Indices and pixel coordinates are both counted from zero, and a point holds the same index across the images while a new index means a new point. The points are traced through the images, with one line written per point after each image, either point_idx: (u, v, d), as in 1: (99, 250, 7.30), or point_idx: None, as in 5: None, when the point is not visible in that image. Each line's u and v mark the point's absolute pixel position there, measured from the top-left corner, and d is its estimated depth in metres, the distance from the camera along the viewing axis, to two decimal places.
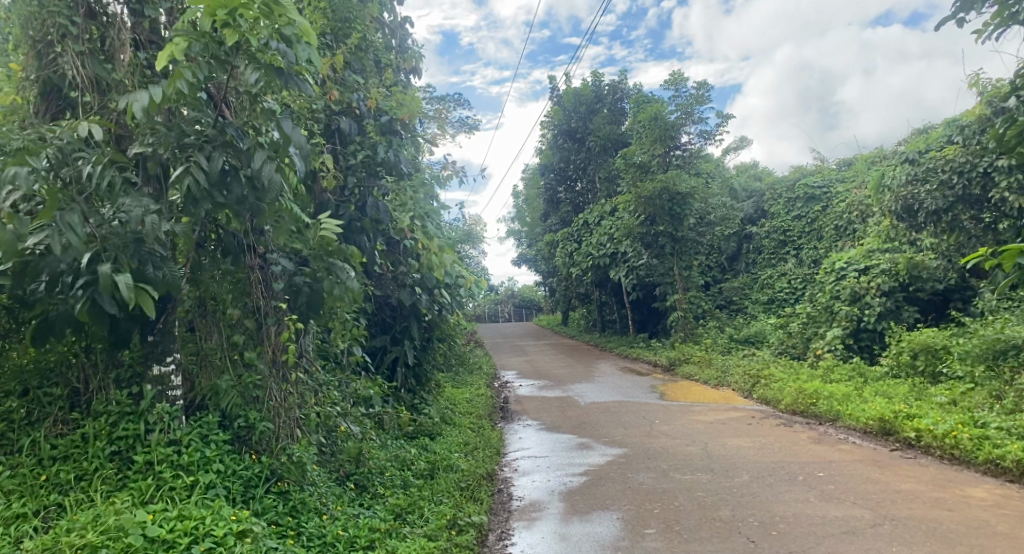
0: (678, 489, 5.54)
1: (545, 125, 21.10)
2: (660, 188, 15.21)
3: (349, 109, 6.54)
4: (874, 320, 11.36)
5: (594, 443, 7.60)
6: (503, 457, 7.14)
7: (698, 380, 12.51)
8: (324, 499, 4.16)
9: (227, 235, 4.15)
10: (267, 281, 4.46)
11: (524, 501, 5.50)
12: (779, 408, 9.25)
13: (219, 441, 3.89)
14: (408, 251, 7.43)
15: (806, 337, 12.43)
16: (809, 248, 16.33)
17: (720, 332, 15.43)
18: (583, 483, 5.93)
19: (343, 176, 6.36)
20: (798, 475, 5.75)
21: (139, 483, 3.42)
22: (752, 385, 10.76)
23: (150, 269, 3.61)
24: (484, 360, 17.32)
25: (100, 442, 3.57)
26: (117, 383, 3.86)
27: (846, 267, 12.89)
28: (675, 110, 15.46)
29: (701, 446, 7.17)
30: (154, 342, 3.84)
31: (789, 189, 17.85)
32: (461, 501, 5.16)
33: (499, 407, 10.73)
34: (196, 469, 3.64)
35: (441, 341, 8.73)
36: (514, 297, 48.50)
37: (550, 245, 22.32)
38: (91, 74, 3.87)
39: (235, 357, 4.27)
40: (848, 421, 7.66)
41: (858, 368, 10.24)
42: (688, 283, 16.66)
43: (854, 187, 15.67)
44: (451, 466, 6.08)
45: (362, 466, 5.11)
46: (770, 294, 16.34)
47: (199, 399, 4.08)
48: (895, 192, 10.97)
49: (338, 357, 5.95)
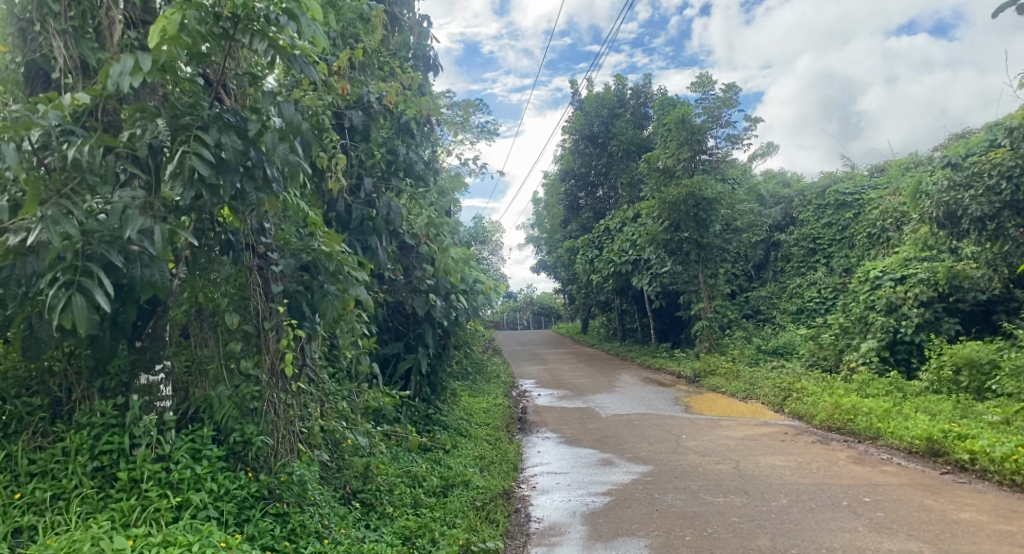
0: (711, 514, 5.12)
1: (566, 129, 20.73)
2: (686, 193, 14.75)
3: (360, 104, 6.19)
4: (912, 332, 10.79)
5: (617, 459, 7.18)
6: (520, 473, 6.76)
7: (725, 392, 12.00)
8: (325, 522, 3.79)
9: (225, 231, 3.80)
10: (265, 284, 4.04)
11: (544, 523, 5.11)
12: (814, 423, 8.75)
13: (212, 457, 3.54)
14: (423, 256, 7.08)
15: (839, 349, 11.88)
16: (840, 256, 15.75)
17: (747, 343, 14.91)
18: (607, 504, 5.51)
19: (355, 174, 6.04)
20: (841, 499, 5.31)
21: (123, 503, 3.09)
22: (783, 399, 10.25)
23: (138, 269, 3.29)
24: (502, 367, 16.94)
25: (82, 457, 3.24)
26: (102, 393, 3.53)
27: (881, 276, 12.29)
28: (701, 114, 15.04)
29: (733, 464, 6.71)
30: (142, 349, 3.65)
31: (820, 196, 17.26)
32: (476, 522, 4.80)
33: (517, 418, 10.33)
34: (186, 488, 3.30)
35: (457, 348, 8.38)
36: (534, 305, 48.03)
37: (571, 252, 21.88)
38: (76, 55, 3.55)
39: (231, 366, 3.91)
40: (891, 440, 7.16)
41: (896, 382, 9.71)
42: (714, 291, 16.11)
43: (887, 194, 15.07)
44: (466, 484, 5.71)
45: (370, 483, 4.76)
46: (798, 304, 15.77)
47: (192, 410, 3.75)
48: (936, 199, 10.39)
49: (346, 365, 5.63)
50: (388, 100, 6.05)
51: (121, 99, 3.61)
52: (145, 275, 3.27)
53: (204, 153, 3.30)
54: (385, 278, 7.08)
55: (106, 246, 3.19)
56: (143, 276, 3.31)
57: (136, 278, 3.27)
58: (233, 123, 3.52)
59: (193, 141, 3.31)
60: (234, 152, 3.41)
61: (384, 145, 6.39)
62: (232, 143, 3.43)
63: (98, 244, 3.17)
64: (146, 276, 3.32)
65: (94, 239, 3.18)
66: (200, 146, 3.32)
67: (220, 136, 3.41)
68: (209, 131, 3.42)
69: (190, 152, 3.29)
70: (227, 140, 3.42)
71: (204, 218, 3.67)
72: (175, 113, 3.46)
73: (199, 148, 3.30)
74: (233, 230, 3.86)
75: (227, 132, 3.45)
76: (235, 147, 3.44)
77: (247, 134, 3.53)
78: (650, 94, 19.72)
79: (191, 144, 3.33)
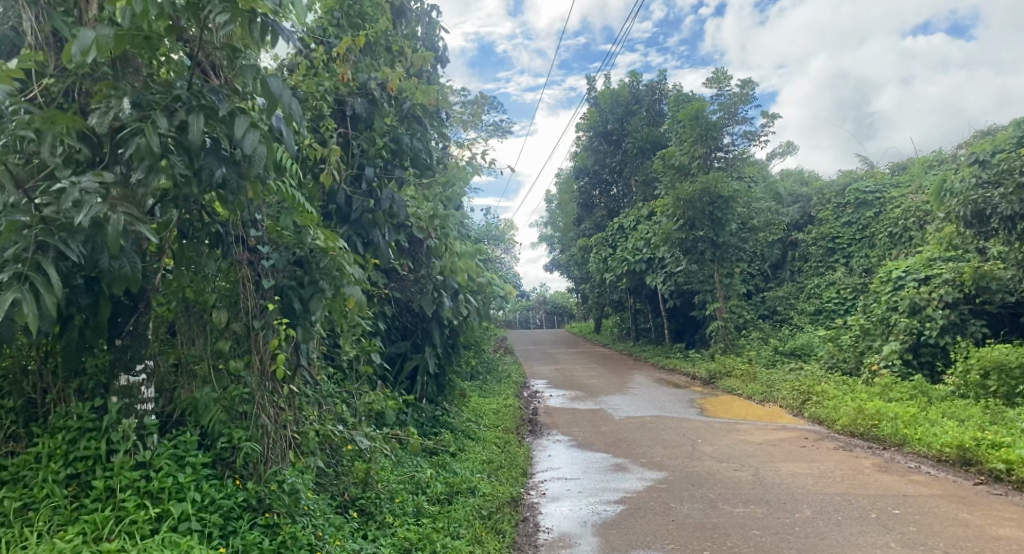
0: (730, 525, 4.83)
1: (580, 127, 20.45)
2: (701, 191, 14.44)
3: (361, 90, 5.92)
4: (936, 334, 10.40)
5: (631, 465, 6.88)
6: (529, 479, 6.49)
7: (741, 395, 11.67)
8: (320, 532, 3.53)
9: (214, 222, 3.60)
10: (256, 279, 3.81)
11: (553, 533, 4.86)
12: (835, 428, 8.42)
13: (196, 464, 3.32)
14: (431, 253, 6.80)
15: (859, 351, 11.53)
16: (860, 256, 15.34)
17: (763, 344, 14.56)
18: (620, 514, 5.24)
19: (358, 166, 5.78)
20: (869, 511, 5.00)
21: (96, 515, 2.87)
22: (802, 402, 9.92)
23: (102, 258, 2.98)
24: (513, 367, 16.67)
25: (54, 464, 3.02)
26: (80, 395, 3.31)
27: (903, 276, 11.85)
28: (718, 110, 14.70)
29: (751, 471, 6.42)
30: (122, 348, 3.31)
31: (839, 194, 16.85)
32: (481, 533, 4.55)
33: (527, 420, 10.06)
34: (166, 498, 3.08)
35: (465, 348, 8.12)
36: (547, 305, 47.80)
37: (584, 251, 21.59)
38: (49, 31, 3.30)
39: (219, 367, 3.69)
40: (918, 448, 6.83)
41: (920, 386, 9.35)
42: (730, 291, 15.72)
43: (910, 192, 14.62)
44: (471, 491, 5.46)
45: (369, 491, 4.53)
46: (817, 305, 15.38)
47: (178, 414, 3.54)
48: (962, 196, 10.01)
49: (346, 364, 5.41)
50: (392, 85, 5.77)
51: (95, 76, 3.28)
52: (109, 265, 2.96)
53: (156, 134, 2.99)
54: (391, 275, 6.84)
55: (68, 236, 2.88)
56: (111, 268, 3.01)
57: (103, 270, 2.97)
58: (210, 103, 3.24)
59: (152, 121, 3.02)
60: (197, 133, 3.09)
61: (387, 134, 6.12)
62: (197, 123, 3.11)
63: (58, 233, 2.85)
64: (113, 267, 3.01)
65: (55, 227, 2.86)
66: (157, 126, 3.03)
67: (187, 116, 3.13)
68: (178, 113, 3.15)
69: (147, 131, 2.99)
70: (194, 119, 3.12)
71: (192, 208, 3.45)
72: (147, 92, 3.21)
73: (153, 129, 2.99)
74: (224, 222, 3.66)
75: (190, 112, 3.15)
76: (199, 127, 3.11)
77: (217, 116, 3.21)
78: (666, 91, 19.40)
79: (149, 123, 3.03)
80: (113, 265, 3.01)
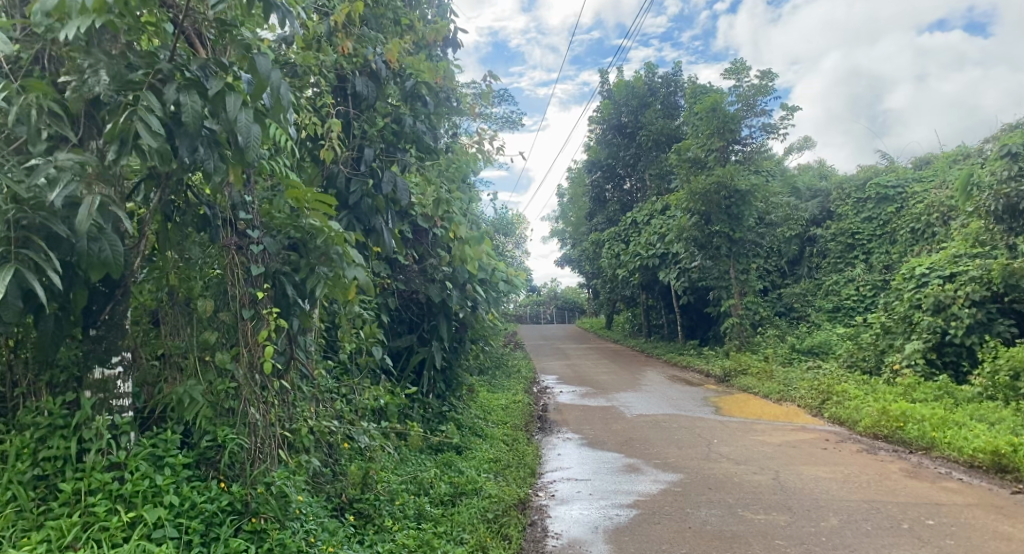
0: (752, 534, 4.52)
1: (594, 119, 20.08)
2: (717, 185, 14.11)
3: (364, 67, 5.62)
4: (961, 334, 9.98)
5: (643, 466, 6.59)
6: (538, 479, 6.21)
7: (757, 393, 11.33)
8: (311, 539, 3.26)
9: (200, 204, 3.35)
10: (246, 265, 3.53)
11: (562, 539, 4.59)
12: (857, 430, 8.08)
13: (176, 465, 3.07)
14: (437, 242, 6.54)
15: (880, 350, 11.11)
16: (880, 253, 14.88)
17: (780, 341, 14.18)
18: (633, 519, 4.95)
19: (358, 149, 5.48)
20: (901, 522, 4.67)
21: (62, 520, 2.63)
22: (821, 402, 9.57)
23: (80, 242, 2.67)
24: (523, 363, 16.36)
25: (21, 463, 2.77)
26: (52, 388, 3.03)
27: (927, 273, 11.37)
28: (735, 102, 14.28)
29: (771, 475, 6.10)
30: (97, 338, 3.03)
31: (859, 189, 16.36)
32: (486, 538, 4.28)
33: (537, 417, 9.78)
34: (141, 503, 2.82)
35: (475, 342, 7.84)
36: (558, 300, 47.66)
37: (596, 246, 21.20)
38: None
39: (206, 358, 3.43)
40: (948, 452, 6.50)
41: (945, 387, 8.97)
42: (745, 288, 15.30)
43: (934, 186, 14.16)
44: (477, 492, 5.17)
45: (368, 493, 4.27)
46: (835, 302, 14.99)
47: (160, 410, 3.30)
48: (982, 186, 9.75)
49: (345, 357, 5.14)
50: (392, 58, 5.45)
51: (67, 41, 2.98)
52: (85, 247, 2.65)
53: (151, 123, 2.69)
54: (395, 265, 6.57)
55: (45, 217, 2.61)
56: (89, 251, 2.69)
57: (80, 251, 2.65)
58: (197, 78, 2.92)
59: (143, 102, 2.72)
60: (193, 119, 2.82)
61: (390, 115, 5.82)
62: (191, 105, 2.83)
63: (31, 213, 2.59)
64: (92, 250, 2.70)
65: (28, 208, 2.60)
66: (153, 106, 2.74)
67: (176, 95, 2.83)
68: (163, 87, 2.85)
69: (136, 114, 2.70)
70: (186, 101, 2.82)
71: (177, 187, 3.16)
72: (128, 64, 2.88)
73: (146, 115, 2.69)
74: (211, 203, 3.41)
75: (178, 92, 2.83)
76: (193, 111, 2.82)
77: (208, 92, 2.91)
78: (682, 83, 18.99)
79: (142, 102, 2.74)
80: (93, 248, 2.70)
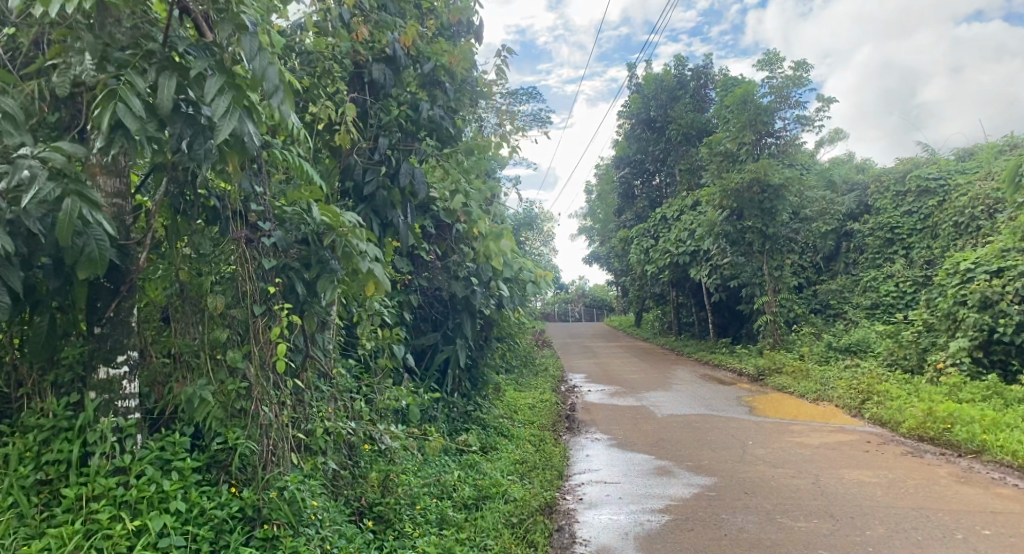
0: (791, 542, 4.27)
1: (622, 114, 19.76)
2: (750, 179, 13.73)
3: (381, 54, 5.49)
4: (1010, 331, 9.48)
5: (675, 468, 6.34)
6: (566, 482, 6.02)
7: (792, 393, 10.96)
8: (326, 547, 3.10)
9: (210, 196, 3.27)
10: (256, 258, 3.40)
11: (591, 545, 4.39)
12: (900, 431, 7.70)
13: (184, 470, 2.94)
14: (460, 236, 6.39)
15: (922, 348, 10.65)
16: (921, 247, 14.32)
17: (815, 339, 13.74)
18: (664, 525, 4.73)
19: (375, 140, 5.36)
20: (954, 533, 4.35)
21: (62, 527, 2.53)
22: (861, 402, 9.19)
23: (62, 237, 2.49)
24: (551, 361, 16.13)
25: (24, 467, 2.69)
26: (57, 388, 2.93)
27: (973, 268, 10.84)
28: (768, 93, 13.84)
29: (811, 479, 5.80)
30: (101, 336, 2.92)
31: (898, 181, 15.76)
32: (511, 544, 4.10)
33: (565, 416, 9.57)
34: (147, 510, 2.70)
35: (500, 340, 7.66)
36: (586, 297, 47.38)
37: (625, 243, 20.88)
38: None
39: (217, 356, 3.29)
40: (1000, 456, 6.12)
41: (994, 387, 8.53)
42: (779, 284, 14.83)
43: (978, 178, 13.58)
44: (502, 495, 4.99)
45: (389, 495, 4.10)
46: (873, 298, 14.51)
47: (171, 410, 3.17)
48: (1010, 172, 9.57)
49: (365, 354, 5.01)
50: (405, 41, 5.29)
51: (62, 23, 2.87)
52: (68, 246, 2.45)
53: (134, 102, 2.54)
54: (419, 261, 6.44)
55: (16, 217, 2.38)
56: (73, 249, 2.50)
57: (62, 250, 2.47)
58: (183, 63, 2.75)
59: (123, 87, 2.54)
60: (167, 99, 2.60)
61: (407, 103, 5.65)
62: (167, 87, 2.61)
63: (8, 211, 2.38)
64: (75, 245, 2.52)
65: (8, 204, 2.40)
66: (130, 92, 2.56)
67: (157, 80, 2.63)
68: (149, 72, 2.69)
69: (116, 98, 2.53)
70: (164, 83, 2.62)
71: (183, 175, 3.06)
72: (119, 47, 2.75)
73: (130, 95, 2.54)
74: (221, 195, 3.32)
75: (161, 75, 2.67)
76: (168, 92, 2.61)
77: (189, 75, 2.72)
78: (712, 76, 18.58)
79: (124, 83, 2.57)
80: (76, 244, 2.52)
